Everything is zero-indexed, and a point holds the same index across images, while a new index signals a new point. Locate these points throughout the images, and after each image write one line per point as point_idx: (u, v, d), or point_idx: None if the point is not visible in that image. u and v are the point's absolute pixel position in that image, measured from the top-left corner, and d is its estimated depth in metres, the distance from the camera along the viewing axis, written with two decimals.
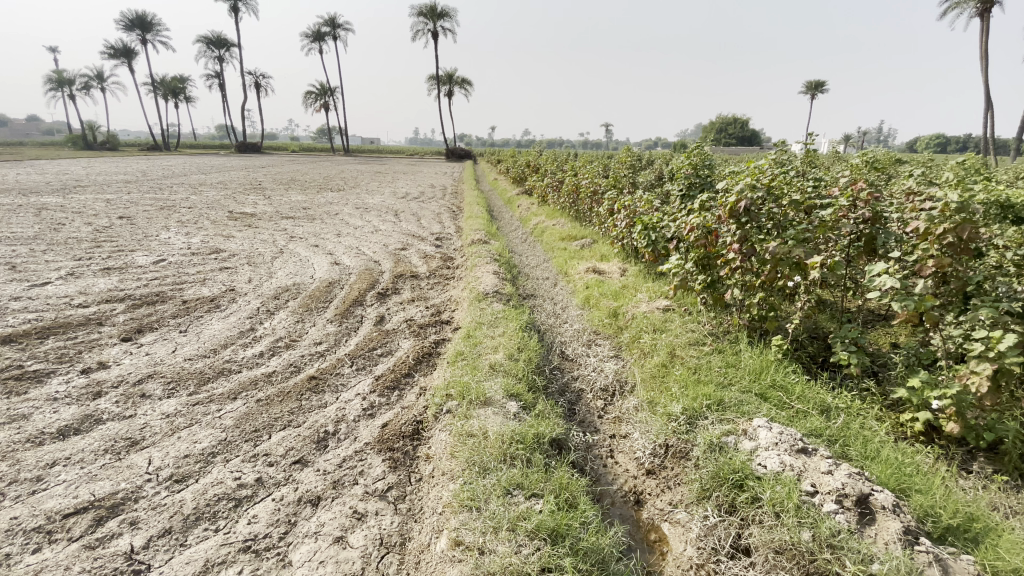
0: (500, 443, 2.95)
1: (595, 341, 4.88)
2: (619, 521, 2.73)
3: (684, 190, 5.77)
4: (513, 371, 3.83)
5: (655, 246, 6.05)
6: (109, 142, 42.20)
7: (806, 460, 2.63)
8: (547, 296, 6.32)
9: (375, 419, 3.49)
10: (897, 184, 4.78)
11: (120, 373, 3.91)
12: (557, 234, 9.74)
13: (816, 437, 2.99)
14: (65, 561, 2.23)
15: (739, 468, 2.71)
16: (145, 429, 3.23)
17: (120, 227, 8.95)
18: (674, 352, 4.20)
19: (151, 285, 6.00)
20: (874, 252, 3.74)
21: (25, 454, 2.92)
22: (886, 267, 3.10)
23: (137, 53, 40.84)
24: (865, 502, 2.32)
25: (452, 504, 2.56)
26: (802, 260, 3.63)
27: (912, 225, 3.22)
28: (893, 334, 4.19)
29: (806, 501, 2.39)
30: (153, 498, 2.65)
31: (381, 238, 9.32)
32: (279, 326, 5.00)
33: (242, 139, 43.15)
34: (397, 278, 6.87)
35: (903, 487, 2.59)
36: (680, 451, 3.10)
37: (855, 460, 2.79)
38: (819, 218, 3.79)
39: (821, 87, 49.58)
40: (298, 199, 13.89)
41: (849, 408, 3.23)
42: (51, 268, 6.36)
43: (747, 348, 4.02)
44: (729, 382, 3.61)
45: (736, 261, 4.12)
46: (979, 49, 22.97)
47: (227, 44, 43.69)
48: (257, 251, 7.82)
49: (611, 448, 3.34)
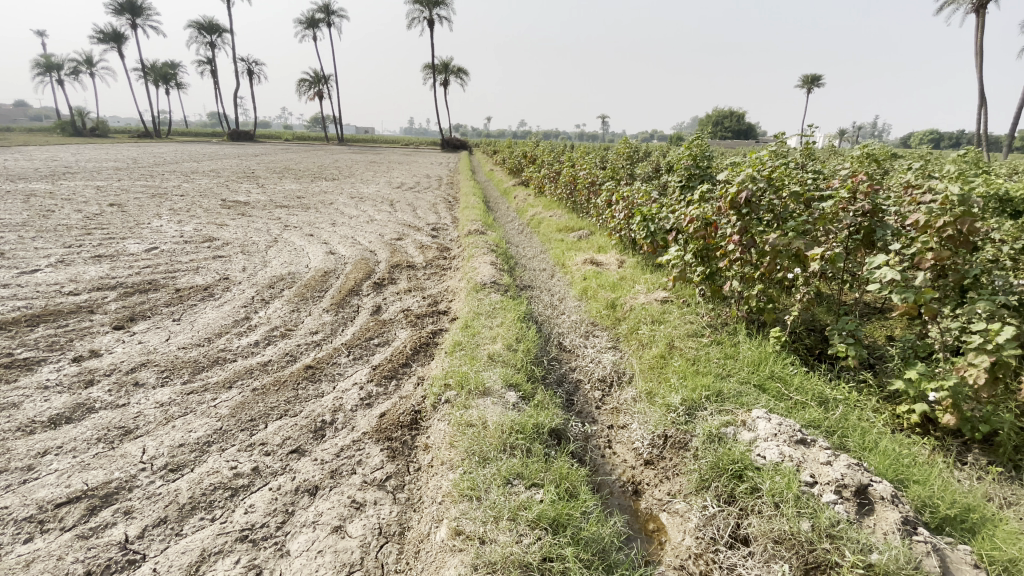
0: (499, 433, 2.93)
1: (593, 332, 4.88)
2: (618, 510, 2.74)
3: (683, 180, 5.74)
4: (513, 361, 3.82)
5: (654, 237, 6.03)
6: (98, 129, 41.37)
7: (805, 451, 2.64)
8: (544, 287, 6.29)
9: (373, 408, 3.47)
10: (897, 177, 4.79)
11: (113, 362, 3.86)
12: (554, 225, 9.70)
13: (814, 429, 2.99)
14: (58, 552, 2.20)
15: (739, 459, 2.71)
16: (139, 418, 3.19)
17: (110, 214, 8.83)
18: (672, 343, 4.19)
19: (144, 273, 5.92)
20: (873, 245, 3.74)
21: (16, 442, 2.88)
22: (886, 259, 3.09)
23: (127, 37, 40.25)
24: (864, 492, 2.33)
25: (452, 493, 2.55)
26: (802, 251, 3.62)
27: (912, 218, 3.22)
28: (889, 326, 4.22)
29: (804, 491, 2.41)
30: (147, 487, 2.62)
31: (376, 228, 9.24)
32: (275, 315, 4.95)
33: (235, 126, 42.45)
34: (394, 268, 6.82)
35: (901, 478, 2.60)
36: (679, 441, 3.08)
37: (853, 451, 2.80)
38: (819, 210, 3.79)
39: (819, 81, 49.53)
40: (291, 188, 13.79)
41: (847, 399, 3.24)
42: (41, 255, 6.26)
43: (746, 340, 4.02)
44: (728, 373, 3.62)
45: (736, 252, 4.12)
46: (973, 44, 23.05)
47: (220, 30, 43.10)
48: (251, 240, 7.73)
49: (610, 438, 3.34)
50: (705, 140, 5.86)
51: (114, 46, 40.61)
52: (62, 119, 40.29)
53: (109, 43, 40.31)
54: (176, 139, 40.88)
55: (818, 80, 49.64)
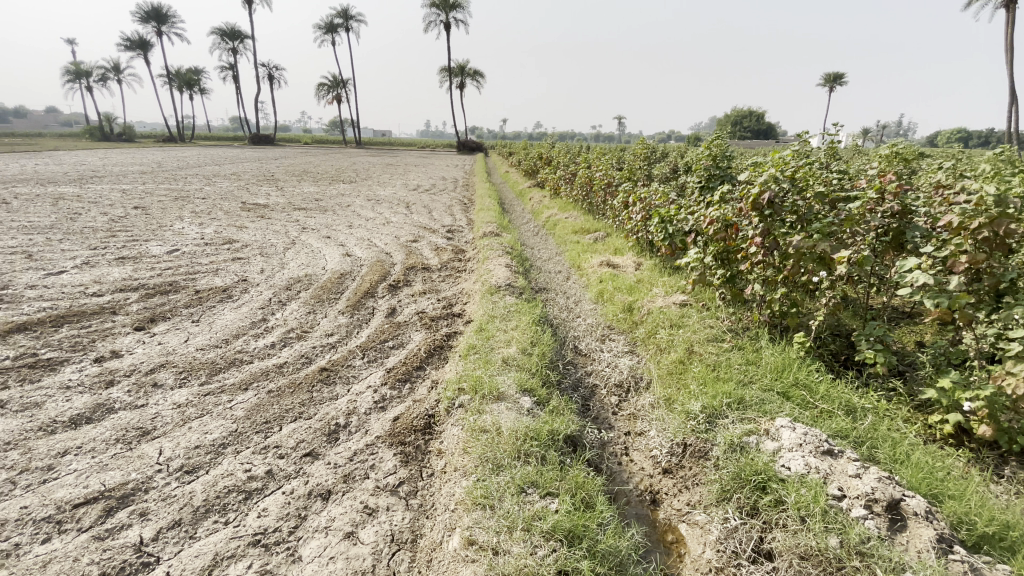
0: (514, 440, 2.88)
1: (609, 336, 4.80)
2: (635, 521, 2.66)
3: (703, 181, 5.64)
4: (528, 366, 3.77)
5: (673, 240, 5.81)
6: (125, 134, 42.57)
7: (832, 463, 2.53)
8: (559, 290, 6.23)
9: (386, 412, 3.44)
10: (926, 177, 4.63)
11: (132, 363, 3.90)
12: (571, 226, 9.62)
13: (842, 439, 2.88)
14: (74, 553, 2.21)
15: (762, 469, 2.61)
16: (157, 419, 3.22)
17: (134, 217, 9.00)
18: (692, 348, 4.09)
19: (165, 275, 6.01)
20: (902, 248, 3.59)
21: (37, 442, 2.91)
22: (917, 262, 2.96)
23: (153, 45, 41.41)
24: (895, 508, 2.23)
25: (466, 502, 2.50)
26: (827, 254, 3.51)
27: (944, 220, 3.08)
28: (919, 332, 4.06)
29: (832, 505, 2.31)
30: (163, 489, 2.63)
31: (392, 230, 9.28)
32: (291, 317, 4.97)
33: (256, 131, 43.29)
34: (409, 270, 6.82)
35: (935, 492, 2.49)
36: (699, 450, 2.99)
37: (882, 462, 2.69)
38: (845, 211, 3.65)
39: (841, 79, 48.51)
40: (310, 191, 13.96)
41: (876, 409, 3.12)
42: (67, 257, 6.40)
43: (769, 345, 3.90)
44: (750, 380, 3.50)
45: (757, 255, 4.01)
46: (1003, 41, 22.33)
47: (241, 36, 43.97)
48: (269, 242, 7.81)
49: (626, 446, 3.27)
50: (725, 140, 5.75)
51: (140, 53, 41.75)
52: (90, 125, 41.47)
53: (135, 51, 41.39)
54: (200, 143, 41.70)
55: (841, 78, 48.54)
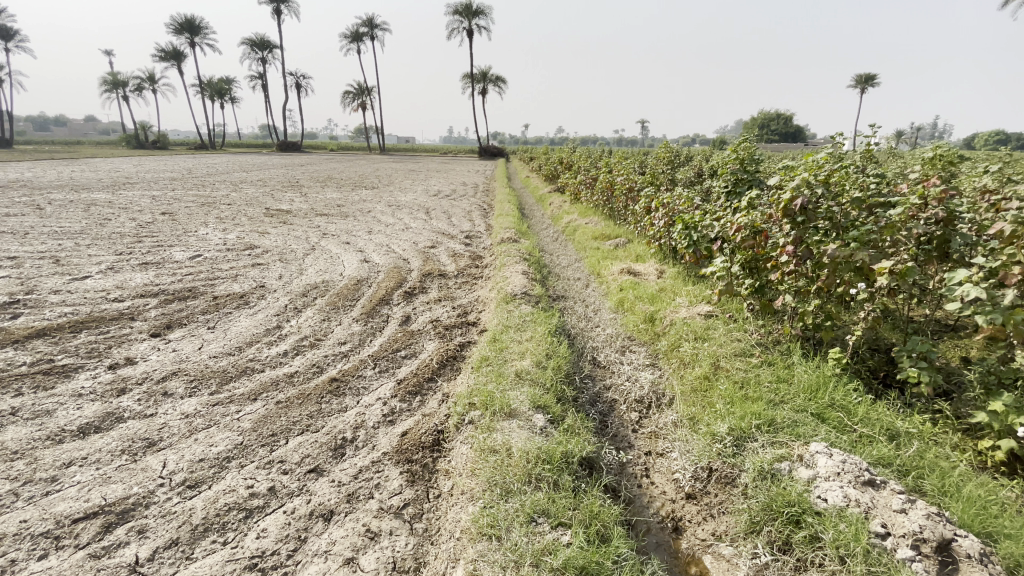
0: (524, 462, 2.72)
1: (629, 347, 4.60)
2: (655, 552, 2.47)
3: (729, 186, 5.41)
4: (541, 380, 3.60)
5: (697, 247, 5.48)
6: (159, 142, 44.25)
7: (874, 495, 2.30)
8: (578, 298, 6.06)
9: (395, 426, 3.32)
10: (970, 181, 4.34)
11: (145, 370, 3.87)
12: (590, 232, 9.42)
13: (884, 467, 2.63)
14: (68, 572, 2.14)
15: (796, 501, 2.39)
16: (164, 429, 3.16)
17: (161, 223, 9.16)
18: (718, 363, 3.86)
19: (186, 280, 6.04)
20: (947, 258, 3.31)
21: (44, 452, 2.87)
22: (967, 274, 2.68)
23: (185, 55, 42.89)
24: (945, 549, 2.00)
25: (472, 531, 2.36)
26: (866, 264, 3.25)
27: (995, 228, 2.88)
28: (964, 347, 3.77)
29: (875, 544, 2.09)
30: (164, 504, 2.55)
31: (411, 235, 9.24)
32: (305, 324, 4.91)
33: (284, 138, 44.41)
34: (425, 276, 6.73)
35: (989, 531, 2.22)
36: (725, 476, 2.79)
37: (930, 495, 2.44)
38: (885, 218, 3.40)
39: (873, 81, 47.17)
40: (332, 196, 14.09)
41: (921, 433, 2.85)
42: (94, 262, 6.49)
43: (802, 361, 3.64)
44: (781, 400, 3.27)
45: (789, 264, 3.77)
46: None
47: (269, 45, 45.11)
48: (289, 248, 7.84)
49: (647, 467, 3.07)
50: (754, 143, 5.52)
51: (173, 63, 43.19)
52: (127, 133, 43.09)
53: (170, 62, 42.90)
54: (229, 150, 43.00)
55: (874, 79, 47.02)
